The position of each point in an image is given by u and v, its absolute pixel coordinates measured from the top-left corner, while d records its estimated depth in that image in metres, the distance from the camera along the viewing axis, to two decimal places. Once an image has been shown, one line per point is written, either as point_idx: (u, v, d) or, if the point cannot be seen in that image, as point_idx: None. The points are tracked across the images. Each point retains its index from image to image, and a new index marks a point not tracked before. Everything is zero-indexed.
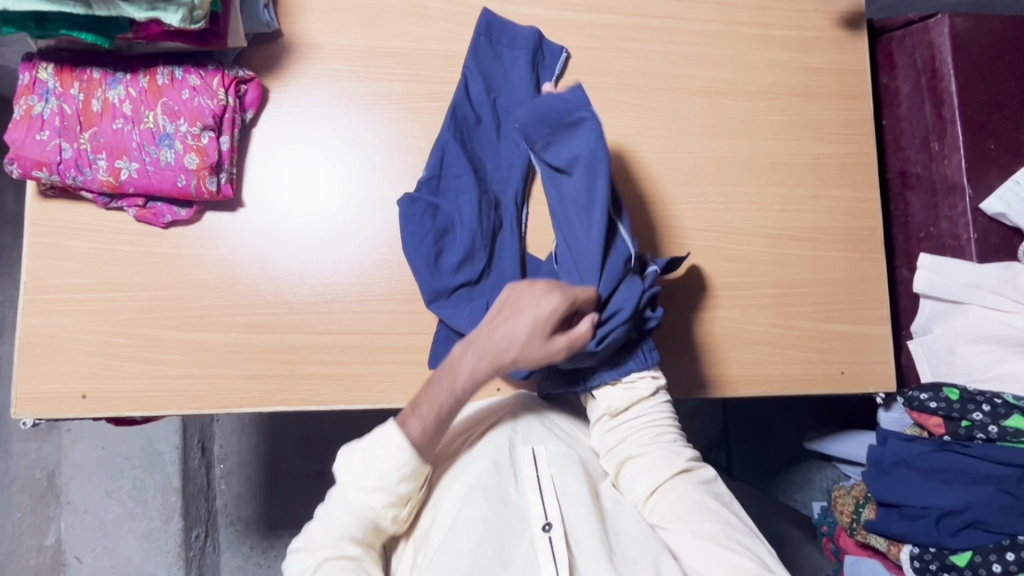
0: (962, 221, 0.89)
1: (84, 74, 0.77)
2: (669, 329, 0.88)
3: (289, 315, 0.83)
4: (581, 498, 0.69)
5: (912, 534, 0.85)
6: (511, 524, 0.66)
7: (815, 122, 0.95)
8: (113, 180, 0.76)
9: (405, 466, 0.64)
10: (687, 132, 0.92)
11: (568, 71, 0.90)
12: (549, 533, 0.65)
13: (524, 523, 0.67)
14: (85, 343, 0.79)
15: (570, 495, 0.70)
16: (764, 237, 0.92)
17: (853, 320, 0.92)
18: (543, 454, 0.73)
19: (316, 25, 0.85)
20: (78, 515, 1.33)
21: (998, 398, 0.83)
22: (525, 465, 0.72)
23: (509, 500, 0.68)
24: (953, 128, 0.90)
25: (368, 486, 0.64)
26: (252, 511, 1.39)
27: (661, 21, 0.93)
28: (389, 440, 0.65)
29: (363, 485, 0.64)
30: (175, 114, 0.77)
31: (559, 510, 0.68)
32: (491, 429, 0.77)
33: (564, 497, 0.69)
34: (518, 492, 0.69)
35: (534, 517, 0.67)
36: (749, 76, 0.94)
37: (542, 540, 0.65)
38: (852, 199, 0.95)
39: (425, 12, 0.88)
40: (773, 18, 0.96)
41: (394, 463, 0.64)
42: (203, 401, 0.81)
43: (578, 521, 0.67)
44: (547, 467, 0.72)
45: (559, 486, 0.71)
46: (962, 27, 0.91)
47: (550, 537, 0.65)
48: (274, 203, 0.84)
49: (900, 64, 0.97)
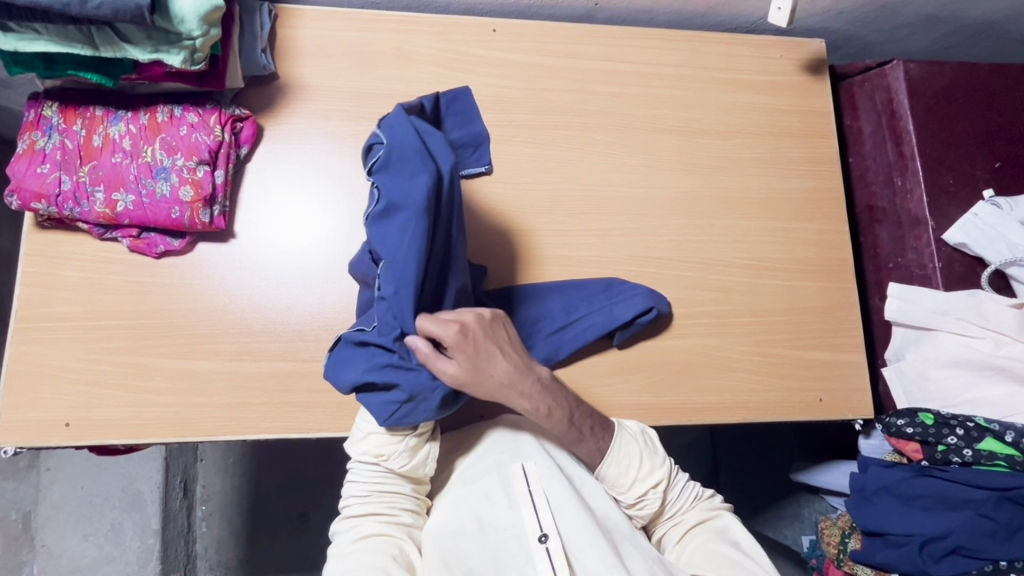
0: (927, 252, 0.94)
1: (88, 111, 0.81)
2: (648, 356, 0.90)
3: (276, 344, 0.84)
4: (574, 511, 0.71)
5: (897, 563, 0.85)
6: (510, 540, 0.70)
7: (785, 159, 1.01)
8: (109, 212, 0.79)
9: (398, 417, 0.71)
10: (663, 168, 0.97)
11: (559, 147, 0.95)
12: (545, 544, 0.69)
13: (521, 537, 0.70)
14: (73, 371, 0.80)
15: (562, 506, 0.72)
16: (739, 267, 0.95)
17: (828, 347, 0.95)
18: (533, 469, 0.74)
19: (311, 68, 0.90)
20: (51, 560, 1.28)
21: (971, 421, 0.84)
22: (516, 480, 0.74)
23: (505, 518, 0.71)
24: (913, 165, 0.95)
25: (360, 438, 0.72)
26: (235, 554, 1.33)
27: (637, 65, 0.99)
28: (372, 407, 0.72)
29: (358, 438, 0.72)
30: (173, 149, 0.81)
31: (553, 520, 0.71)
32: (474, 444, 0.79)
33: (556, 506, 0.72)
34: (512, 508, 0.72)
35: (530, 529, 0.70)
36: (721, 117, 1.00)
37: (539, 551, 0.68)
38: (823, 231, 0.99)
39: (414, 58, 0.93)
40: (743, 64, 1.02)
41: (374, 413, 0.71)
42: (188, 429, 0.81)
43: (574, 533, 0.70)
44: (538, 481, 0.73)
45: (552, 498, 0.72)
46: (916, 72, 0.97)
47: (548, 550, 0.68)
48: (263, 238, 0.86)
49: (861, 106, 1.04)
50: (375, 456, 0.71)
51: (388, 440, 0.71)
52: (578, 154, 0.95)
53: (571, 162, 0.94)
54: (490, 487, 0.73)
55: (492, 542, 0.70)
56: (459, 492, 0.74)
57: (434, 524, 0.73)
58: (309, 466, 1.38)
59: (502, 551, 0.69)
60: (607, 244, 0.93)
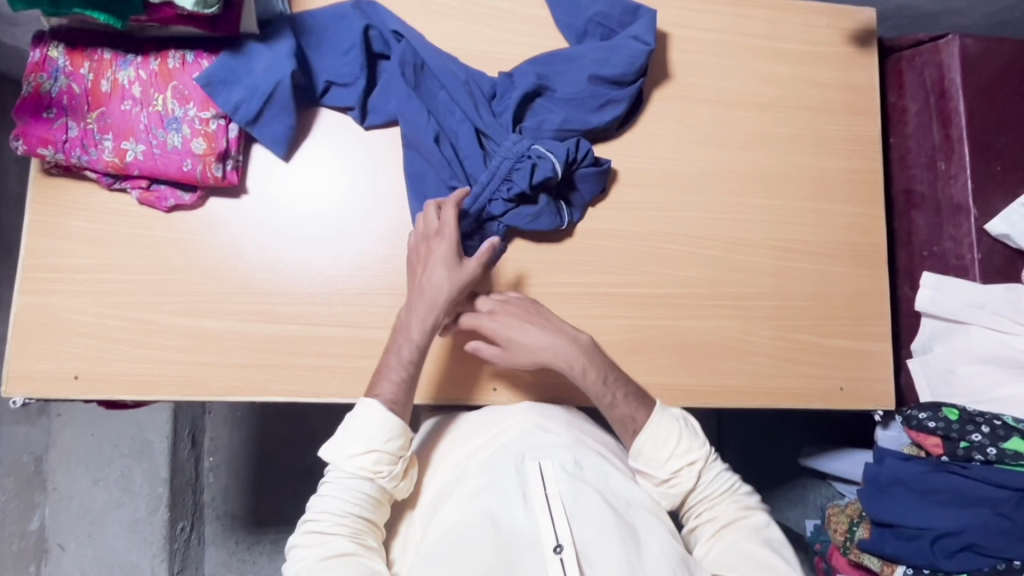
0: (966, 241, 0.89)
1: (95, 54, 0.77)
2: (666, 335, 0.87)
3: (287, 306, 0.82)
4: (593, 520, 0.67)
5: (908, 555, 0.84)
6: (523, 547, 0.65)
7: (823, 136, 0.96)
8: (118, 161, 0.76)
9: (388, 421, 0.70)
10: (694, 140, 0.92)
11: None
12: (560, 554, 0.64)
13: (535, 543, 0.65)
14: (81, 324, 0.79)
15: (580, 515, 0.68)
16: (767, 249, 0.92)
17: (853, 336, 0.92)
18: (551, 471, 0.71)
19: (330, 16, 0.86)
20: (63, 502, 1.30)
21: (998, 420, 0.82)
22: (534, 482, 0.70)
23: (518, 522, 0.67)
24: (960, 149, 0.90)
25: (357, 453, 0.70)
26: (242, 506, 1.35)
27: (673, 29, 0.93)
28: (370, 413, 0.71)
29: (351, 452, 0.70)
30: (185, 98, 0.77)
31: (569, 529, 0.66)
32: (497, 436, 0.76)
33: (573, 516, 0.67)
34: (527, 513, 0.67)
35: (545, 537, 0.65)
36: (758, 88, 0.94)
37: (553, 562, 0.63)
38: (857, 215, 0.95)
39: (441, 11, 0.88)
40: (786, 31, 0.96)
41: (375, 424, 0.70)
42: (197, 387, 0.80)
43: (592, 543, 0.66)
44: (556, 485, 0.69)
45: (570, 506, 0.68)
46: (973, 48, 0.91)
47: (562, 560, 0.63)
48: (279, 194, 0.83)
49: (908, 83, 0.97)
50: (369, 471, 0.70)
51: (386, 458, 0.70)
52: None
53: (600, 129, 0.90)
54: (506, 487, 0.69)
55: (505, 546, 0.64)
56: (474, 494, 0.69)
57: (446, 515, 0.68)
58: (315, 425, 1.38)
59: (513, 557, 0.64)
60: (632, 218, 0.89)
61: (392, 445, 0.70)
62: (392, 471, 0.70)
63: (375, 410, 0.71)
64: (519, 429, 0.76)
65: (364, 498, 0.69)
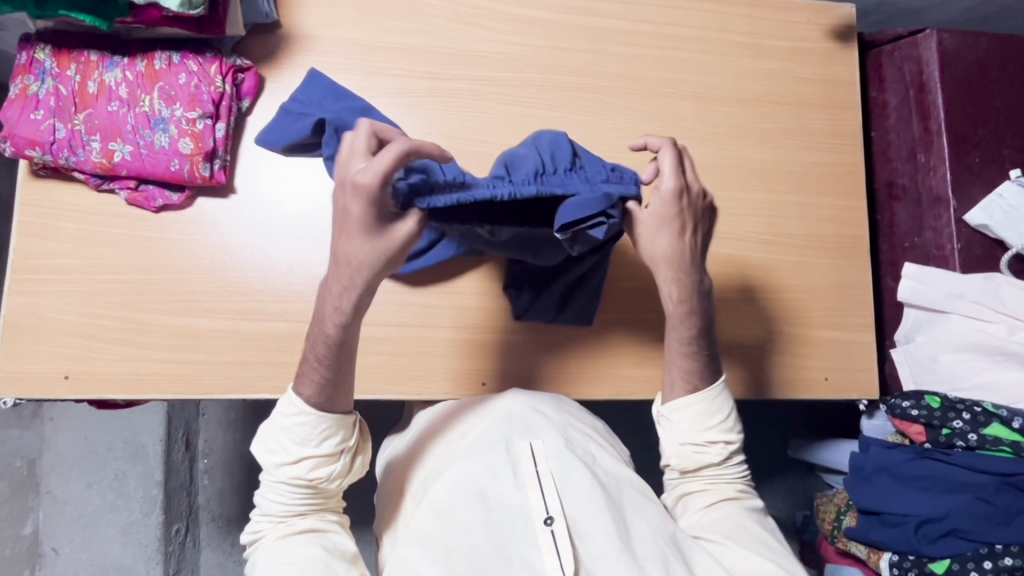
0: (946, 232, 0.91)
1: (82, 56, 0.78)
2: (653, 329, 0.89)
3: (277, 303, 0.83)
4: (583, 493, 0.69)
5: (891, 541, 0.86)
6: (514, 521, 0.67)
7: (805, 130, 0.97)
8: (106, 162, 0.77)
9: (316, 425, 0.67)
10: (678, 136, 0.93)
11: (573, 110, 0.91)
12: (550, 527, 0.66)
13: (526, 518, 0.67)
14: (72, 324, 0.79)
15: (569, 489, 0.69)
16: (753, 242, 0.93)
17: (837, 327, 0.93)
18: (540, 448, 0.71)
19: (315, 17, 0.86)
20: (57, 506, 1.29)
21: (978, 406, 0.83)
22: (524, 460, 0.71)
23: (509, 498, 0.68)
24: (939, 142, 0.92)
25: (289, 457, 0.67)
26: (236, 507, 1.35)
27: (656, 26, 0.94)
28: (291, 410, 0.67)
29: (282, 457, 0.67)
30: (171, 99, 0.78)
31: (559, 502, 0.68)
32: (486, 409, 0.77)
33: (564, 491, 0.69)
34: (517, 488, 0.69)
35: (535, 511, 0.67)
36: (741, 84, 0.96)
37: (544, 534, 0.66)
38: (840, 208, 0.96)
39: (425, 10, 0.89)
40: (767, 28, 0.98)
41: (302, 426, 0.67)
42: (187, 385, 0.80)
43: (581, 516, 0.68)
44: (545, 461, 0.71)
45: (559, 480, 0.70)
46: (950, 42, 0.93)
47: (553, 533, 0.66)
48: (267, 193, 0.84)
49: (889, 77, 0.99)
50: (304, 475, 0.67)
51: (322, 459, 0.68)
52: (593, 119, 0.91)
53: (586, 126, 0.91)
54: (495, 464, 0.70)
55: (496, 522, 0.66)
56: (463, 471, 0.69)
57: (436, 490, 0.69)
58: None
59: (504, 533, 0.66)
60: None
61: (326, 445, 0.67)
62: (331, 472, 0.68)
63: (300, 413, 0.67)
64: (506, 402, 0.76)
65: (304, 495, 0.69)
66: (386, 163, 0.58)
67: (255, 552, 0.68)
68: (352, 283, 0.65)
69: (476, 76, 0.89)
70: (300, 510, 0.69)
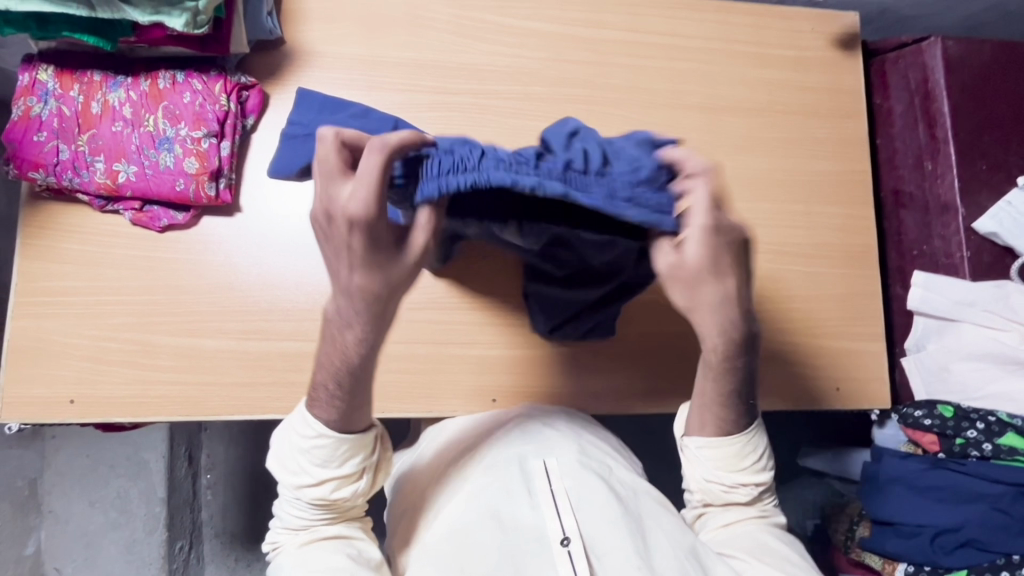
0: (955, 240, 0.91)
1: (85, 76, 0.77)
2: (664, 341, 0.88)
3: (285, 322, 0.82)
4: (599, 512, 0.68)
5: (907, 553, 0.85)
6: (530, 543, 0.65)
7: (811, 139, 0.97)
8: (110, 182, 0.76)
9: (336, 448, 0.64)
10: (684, 147, 0.93)
11: (579, 122, 0.91)
12: (568, 548, 0.65)
13: (542, 539, 0.66)
14: (77, 347, 0.78)
15: (585, 507, 0.68)
16: (762, 252, 0.92)
17: (847, 336, 0.93)
18: (555, 466, 0.71)
19: (319, 33, 0.86)
20: (59, 526, 1.27)
21: (993, 416, 0.84)
22: (538, 479, 0.70)
23: (524, 518, 0.67)
24: (946, 149, 0.91)
25: (310, 478, 0.65)
26: (239, 523, 1.33)
27: (661, 37, 0.94)
28: (308, 430, 0.64)
29: (302, 477, 0.65)
30: (176, 118, 0.77)
31: (576, 522, 0.67)
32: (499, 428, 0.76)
33: (580, 510, 0.68)
34: (533, 508, 0.68)
35: (552, 532, 0.66)
36: (747, 94, 0.96)
37: (561, 556, 0.65)
38: (847, 216, 0.96)
39: (429, 24, 0.88)
40: (771, 37, 0.97)
41: (322, 447, 0.64)
42: (194, 407, 0.79)
43: (598, 535, 0.67)
44: (560, 480, 0.70)
45: (575, 499, 0.69)
46: (955, 49, 0.92)
47: (570, 554, 0.65)
48: (274, 211, 0.83)
49: (893, 85, 0.99)
50: (325, 493, 0.65)
51: (342, 479, 0.66)
52: (599, 131, 0.91)
53: None
54: (510, 483, 0.69)
55: (512, 543, 0.65)
56: (478, 493, 0.68)
57: (451, 512, 0.68)
58: None
59: (521, 555, 0.64)
60: None
61: (346, 465, 0.65)
62: (354, 490, 0.67)
63: (319, 435, 0.64)
64: (520, 420, 0.75)
65: (325, 509, 0.68)
66: (372, 173, 0.49)
67: (278, 557, 0.68)
68: (370, 299, 0.56)
69: (481, 90, 0.89)
70: (322, 518, 0.68)
